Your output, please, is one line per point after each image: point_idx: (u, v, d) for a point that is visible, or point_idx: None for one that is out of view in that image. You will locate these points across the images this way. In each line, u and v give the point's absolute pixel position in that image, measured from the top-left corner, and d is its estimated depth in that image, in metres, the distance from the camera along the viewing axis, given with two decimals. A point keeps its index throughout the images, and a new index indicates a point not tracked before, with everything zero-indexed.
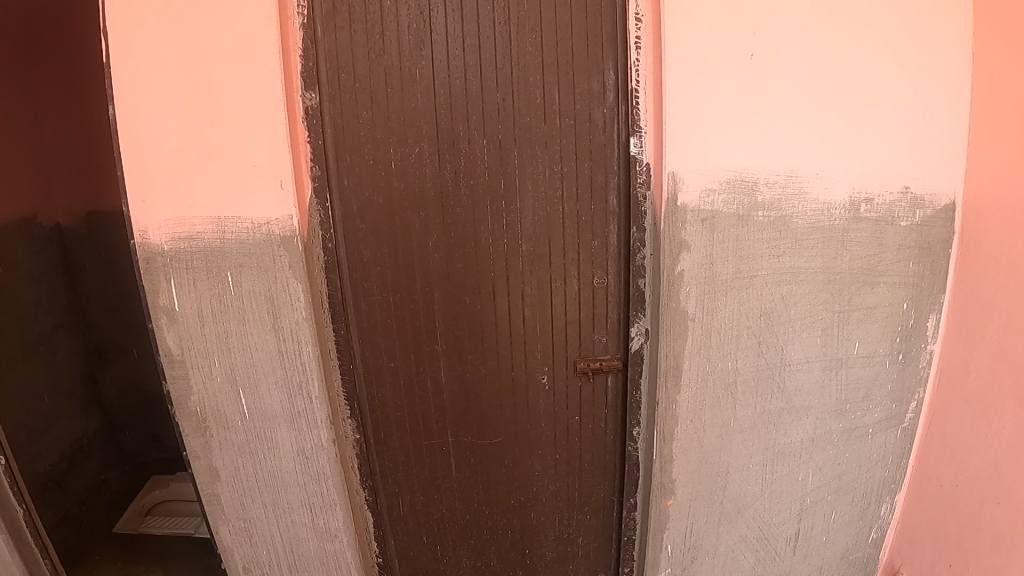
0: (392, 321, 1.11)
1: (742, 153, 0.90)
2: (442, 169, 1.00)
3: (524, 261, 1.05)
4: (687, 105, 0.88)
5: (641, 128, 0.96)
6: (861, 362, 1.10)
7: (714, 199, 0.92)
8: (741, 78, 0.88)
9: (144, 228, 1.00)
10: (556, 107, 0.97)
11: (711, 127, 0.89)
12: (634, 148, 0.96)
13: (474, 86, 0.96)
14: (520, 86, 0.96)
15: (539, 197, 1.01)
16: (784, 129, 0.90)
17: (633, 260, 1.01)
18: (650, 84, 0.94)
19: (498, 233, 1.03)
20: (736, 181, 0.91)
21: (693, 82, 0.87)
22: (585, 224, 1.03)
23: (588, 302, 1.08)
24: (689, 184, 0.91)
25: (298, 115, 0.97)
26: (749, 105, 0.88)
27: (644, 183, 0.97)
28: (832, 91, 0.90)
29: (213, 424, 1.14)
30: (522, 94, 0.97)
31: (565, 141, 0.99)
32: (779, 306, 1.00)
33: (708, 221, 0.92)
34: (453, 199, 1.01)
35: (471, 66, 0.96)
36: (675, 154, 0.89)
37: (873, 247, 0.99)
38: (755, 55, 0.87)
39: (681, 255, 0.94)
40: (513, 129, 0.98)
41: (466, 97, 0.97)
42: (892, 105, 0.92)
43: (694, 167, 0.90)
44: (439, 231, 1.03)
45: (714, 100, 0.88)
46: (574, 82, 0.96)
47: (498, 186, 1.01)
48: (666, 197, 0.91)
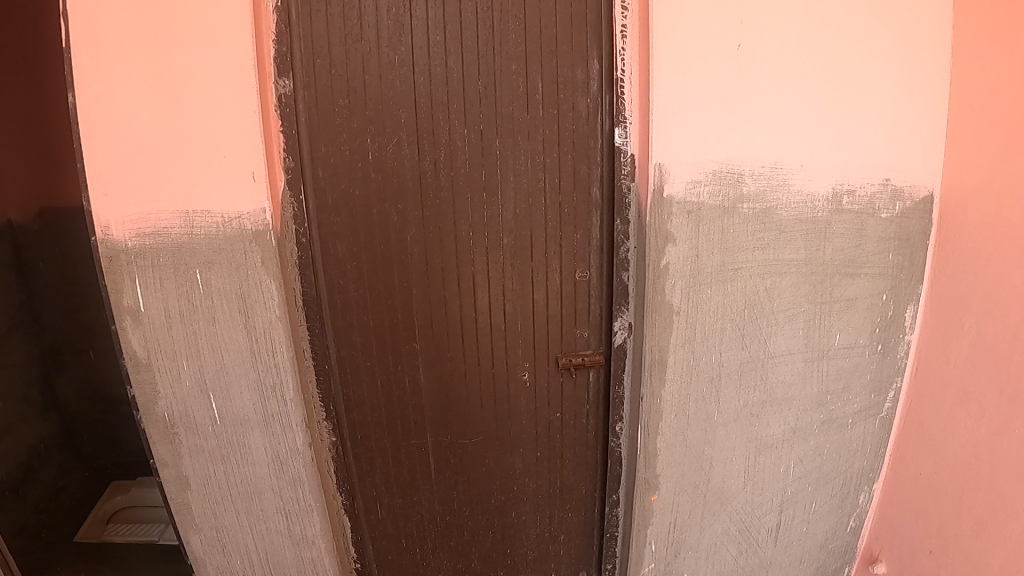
0: (369, 317, 1.07)
1: (729, 144, 0.89)
2: (421, 159, 0.97)
3: (504, 255, 1.03)
4: (675, 94, 0.86)
5: (626, 118, 0.94)
6: (841, 353, 1.11)
7: (700, 190, 0.90)
8: (728, 68, 0.87)
9: (107, 223, 0.95)
10: (538, 95, 0.95)
11: (697, 118, 0.88)
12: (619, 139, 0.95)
13: (455, 74, 0.94)
14: (502, 74, 0.94)
15: (520, 189, 0.99)
16: (770, 120, 0.89)
17: (617, 253, 1.00)
18: (636, 73, 0.93)
19: (479, 226, 1.01)
20: (722, 172, 0.90)
21: (681, 71, 0.86)
22: (567, 217, 1.01)
23: (570, 296, 1.06)
24: (675, 176, 0.89)
25: (272, 104, 0.94)
26: (735, 95, 0.87)
27: (628, 175, 0.96)
28: (818, 82, 0.89)
29: (182, 430, 1.09)
30: (504, 82, 0.94)
31: (548, 131, 0.97)
32: (764, 298, 0.99)
33: (694, 213, 0.91)
34: (433, 191, 0.98)
35: (451, 53, 0.93)
36: (661, 144, 0.88)
37: (854, 239, 0.99)
38: (742, 45, 0.86)
39: (667, 248, 0.92)
40: (495, 119, 0.96)
41: (446, 86, 0.94)
42: (875, 96, 0.92)
43: (681, 158, 0.89)
44: (418, 225, 1.00)
45: (702, 90, 0.87)
46: (557, 69, 0.94)
47: (479, 177, 0.98)
48: (652, 188, 0.90)
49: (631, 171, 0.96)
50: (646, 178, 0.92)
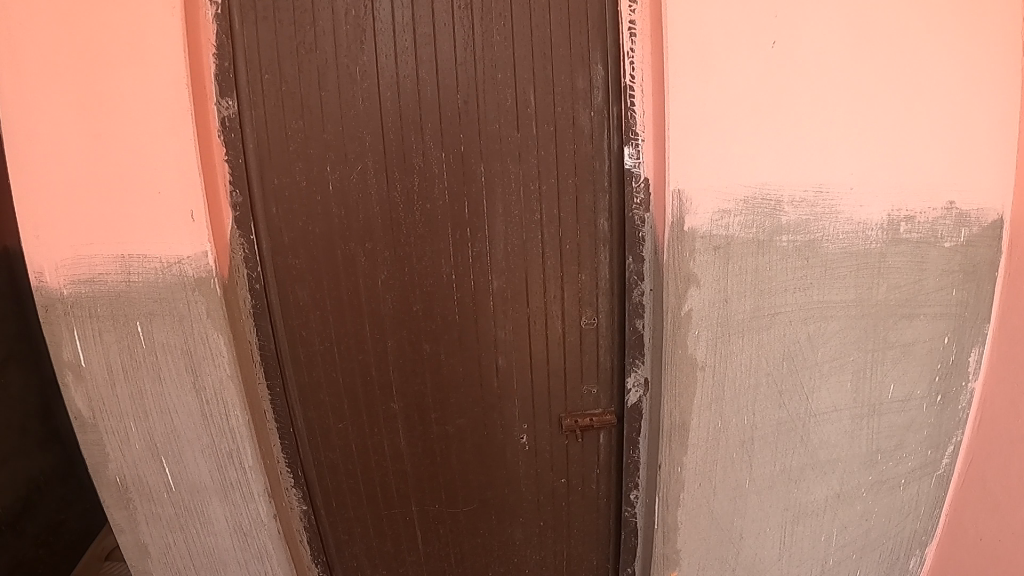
0: (338, 375, 0.91)
1: (764, 165, 0.73)
2: (392, 190, 0.81)
3: (494, 302, 0.86)
4: (697, 105, 0.71)
5: (638, 135, 0.78)
6: (895, 407, 0.94)
7: (729, 221, 0.74)
8: (761, 73, 0.71)
9: (38, 268, 0.79)
10: (531, 109, 0.79)
11: (725, 133, 0.72)
12: (630, 161, 0.79)
13: (429, 87, 0.78)
14: (485, 86, 0.79)
15: (512, 223, 0.83)
16: (814, 134, 0.73)
17: (628, 297, 0.83)
18: (649, 82, 0.77)
19: (466, 269, 0.84)
20: (755, 200, 0.74)
21: (703, 77, 0.70)
22: (569, 254, 0.84)
23: (575, 348, 0.89)
24: (698, 205, 0.73)
25: (213, 126, 0.79)
26: (770, 105, 0.72)
27: (642, 205, 0.80)
28: (871, 86, 0.73)
29: (137, 496, 0.92)
30: (487, 96, 0.79)
31: (543, 154, 0.81)
32: (806, 349, 0.82)
33: (721, 249, 0.75)
34: (409, 227, 0.82)
35: (423, 62, 0.78)
36: (680, 167, 0.72)
37: (913, 273, 0.83)
38: (778, 42, 0.71)
39: (688, 291, 0.76)
40: (478, 140, 0.80)
41: (420, 102, 0.79)
42: (939, 103, 0.76)
43: (705, 182, 0.73)
44: (390, 266, 0.84)
45: (729, 99, 0.71)
46: (551, 80, 0.79)
47: (464, 210, 0.82)
48: (669, 222, 0.74)
49: (645, 201, 0.80)
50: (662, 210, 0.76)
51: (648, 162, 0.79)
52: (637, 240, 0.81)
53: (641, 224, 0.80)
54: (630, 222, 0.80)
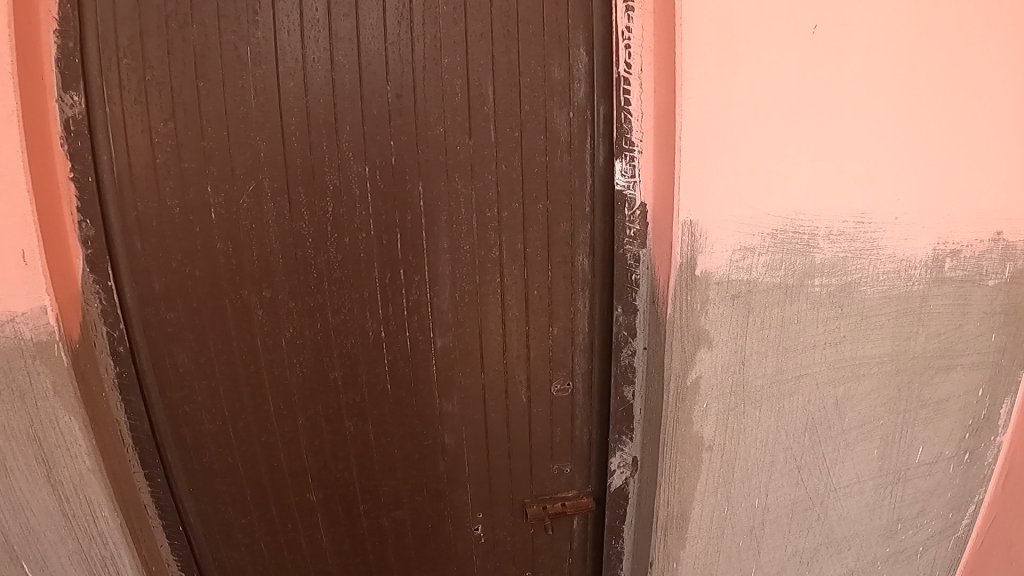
0: (235, 460, 0.68)
1: (797, 189, 0.57)
2: (296, 219, 0.61)
3: (437, 365, 0.66)
4: (716, 111, 0.54)
5: (633, 145, 0.63)
6: (922, 471, 0.79)
7: (752, 262, 0.58)
8: (797, 67, 0.54)
9: None
10: (488, 107, 0.61)
11: (749, 148, 0.55)
12: (621, 180, 0.63)
13: (347, 77, 0.59)
14: (427, 73, 0.60)
15: (460, 263, 0.64)
16: (859, 149, 0.57)
17: (616, 359, 0.68)
18: (651, 75, 0.61)
19: (400, 320, 0.65)
20: (784, 234, 0.58)
21: (725, 72, 0.53)
22: (538, 302, 0.66)
23: (544, 420, 0.70)
24: (714, 242, 0.56)
25: (54, 133, 0.57)
26: (805, 111, 0.55)
27: (634, 238, 0.65)
28: (926, 87, 0.57)
29: None
30: (428, 88, 0.60)
31: (505, 169, 0.63)
32: (832, 416, 0.66)
33: (740, 299, 0.59)
34: (322, 267, 0.62)
35: (339, 39, 0.59)
36: (691, 193, 0.55)
37: (954, 318, 0.68)
38: (821, 27, 0.54)
39: (698, 353, 0.59)
40: (414, 149, 0.61)
41: (333, 95, 0.59)
42: (1005, 111, 0.60)
43: (722, 212, 0.56)
44: (298, 318, 0.63)
45: (758, 102, 0.54)
46: (513, 73, 0.61)
47: (397, 244, 0.62)
48: (677, 263, 0.56)
49: (641, 231, 0.64)
50: (665, 245, 0.59)
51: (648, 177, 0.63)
52: (630, 286, 0.66)
53: (635, 263, 0.64)
54: (621, 268, 0.65)
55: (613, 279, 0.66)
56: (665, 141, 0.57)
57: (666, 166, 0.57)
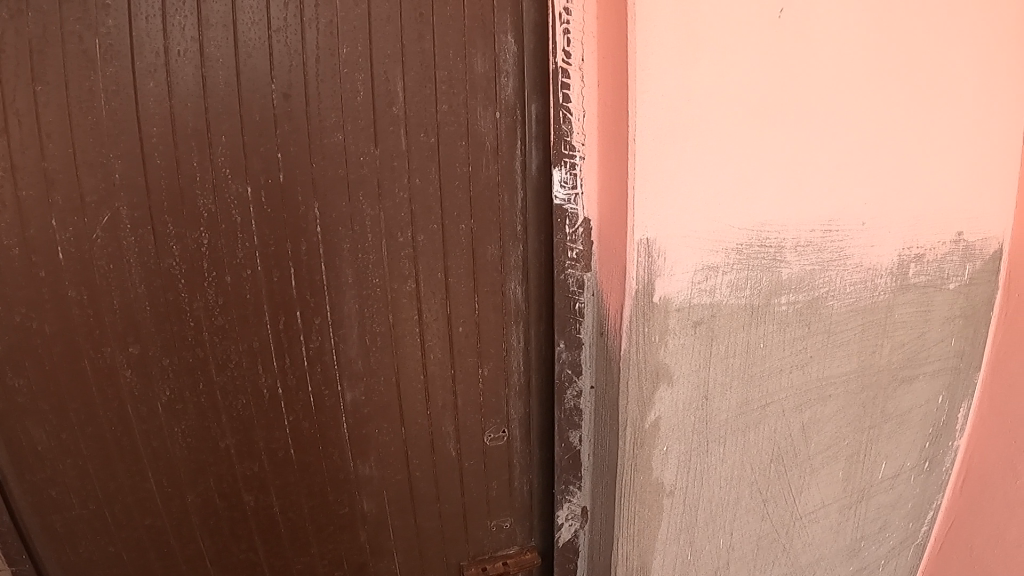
0: (117, 549, 0.56)
1: (762, 197, 0.50)
2: (164, 256, 0.50)
3: (348, 423, 0.56)
4: (674, 109, 0.46)
5: (575, 149, 0.54)
6: (885, 486, 0.74)
7: (716, 283, 0.51)
8: (761, 58, 0.47)
9: None
10: (398, 108, 0.53)
11: (709, 152, 0.48)
12: (558, 194, 0.55)
13: (222, 73, 0.49)
14: (321, 67, 0.51)
15: (369, 297, 0.55)
16: (825, 150, 0.51)
17: (559, 403, 0.59)
18: (593, 65, 0.53)
19: (301, 372, 0.54)
20: (749, 249, 0.51)
21: (684, 63, 0.45)
22: (465, 338, 0.58)
23: (478, 473, 0.62)
24: (674, 261, 0.49)
25: None
26: (770, 108, 0.48)
27: (575, 261, 0.56)
28: (891, 80, 0.52)
29: None
30: (321, 84, 0.51)
31: (420, 183, 0.55)
32: (799, 442, 0.60)
33: (703, 326, 0.51)
34: (199, 312, 0.51)
35: (212, 26, 0.48)
36: (647, 206, 0.47)
37: (918, 327, 0.63)
38: (788, 10, 0.47)
39: (658, 390, 0.52)
40: (308, 162, 0.52)
41: (205, 97, 0.49)
42: (964, 105, 0.56)
43: (680, 228, 0.48)
44: (177, 376, 0.52)
45: (720, 98, 0.47)
46: (429, 65, 0.53)
47: (291, 280, 0.53)
48: (633, 289, 0.48)
49: (585, 249, 0.56)
50: (618, 266, 0.50)
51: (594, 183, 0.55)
52: (573, 317, 0.57)
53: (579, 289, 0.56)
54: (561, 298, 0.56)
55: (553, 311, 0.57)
56: (613, 145, 0.49)
57: (617, 174, 0.48)
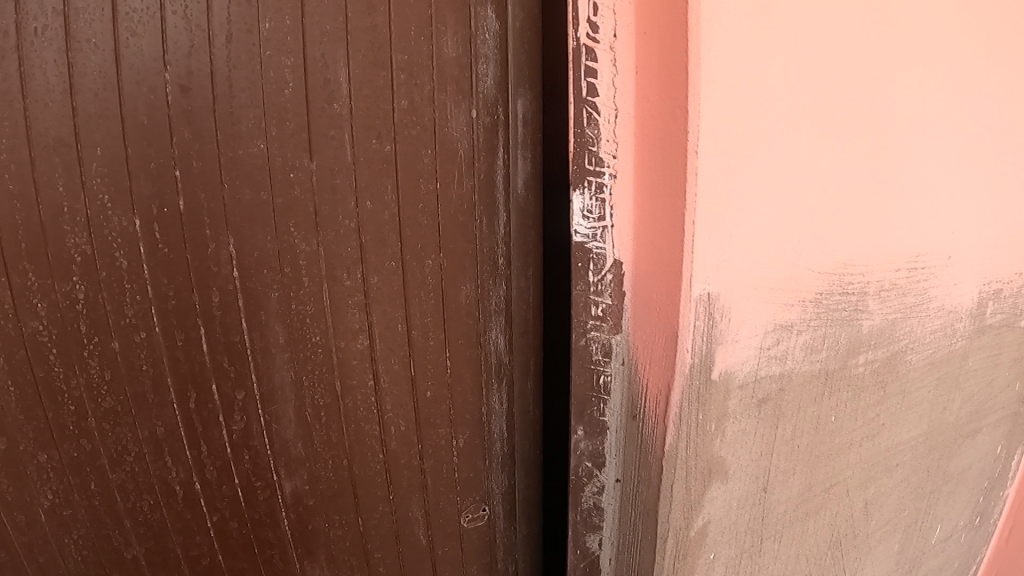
0: None
1: (845, 236, 0.46)
2: (28, 319, 0.37)
3: (291, 521, 0.43)
4: (756, 144, 0.40)
5: (604, 165, 0.45)
6: (936, 551, 0.68)
7: (790, 344, 0.46)
8: (856, 84, 0.42)
9: None
10: (340, 106, 0.40)
11: (791, 193, 0.43)
12: (580, 230, 0.46)
13: (94, 59, 0.36)
14: (233, 47, 0.38)
15: (308, 363, 0.42)
16: (909, 173, 0.47)
17: (576, 503, 0.53)
18: (628, 45, 0.42)
19: (223, 461, 0.41)
20: (829, 299, 0.47)
21: (766, 62, 0.39)
22: (434, 406, 0.46)
23: (454, 562, 0.50)
24: (741, 324, 0.44)
25: None
26: (861, 137, 0.44)
27: (603, 321, 0.49)
28: (971, 103, 0.48)
29: None
30: (235, 72, 0.38)
31: (372, 209, 0.42)
32: (861, 520, 0.58)
33: (768, 403, 0.48)
34: (79, 393, 0.38)
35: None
36: (710, 249, 0.41)
37: (987, 376, 0.61)
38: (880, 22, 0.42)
39: (712, 485, 0.48)
40: (218, 181, 0.39)
41: (72, 93, 0.36)
42: None
43: (752, 281, 0.43)
44: (58, 477, 0.39)
45: (807, 128, 0.41)
46: (379, 47, 0.41)
47: (201, 344, 0.40)
48: (687, 363, 0.43)
49: (615, 304, 0.48)
50: (663, 307, 0.44)
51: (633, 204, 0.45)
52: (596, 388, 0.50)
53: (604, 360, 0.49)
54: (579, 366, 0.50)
55: (572, 388, 0.51)
56: (658, 172, 0.42)
57: (664, 201, 0.42)
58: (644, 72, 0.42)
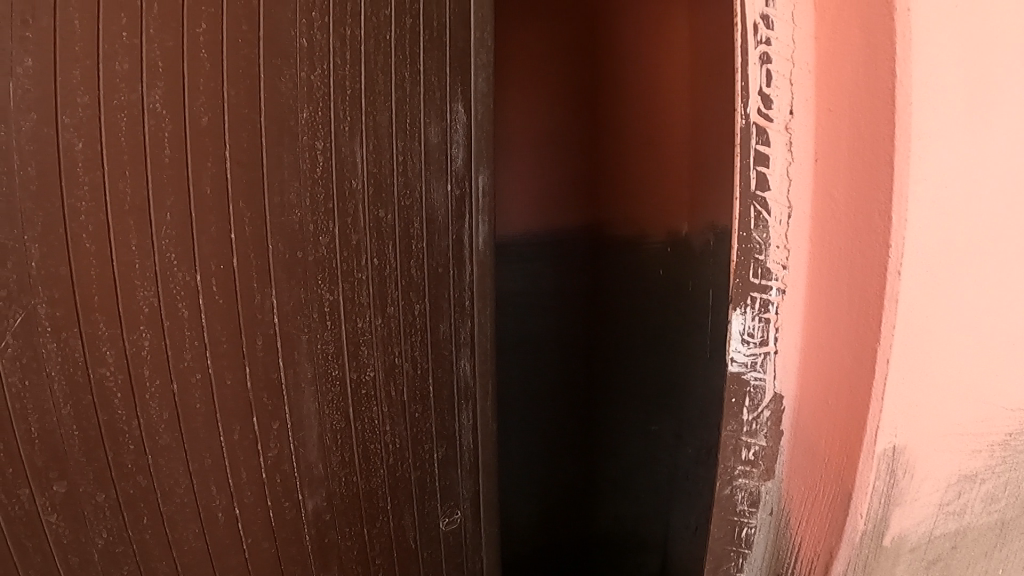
0: None
1: None
2: (96, 365, 0.40)
3: (312, 536, 0.49)
4: (954, 302, 0.45)
5: (771, 278, 0.51)
6: None
7: (966, 491, 0.52)
8: None
9: None
10: (355, 181, 0.50)
11: (988, 349, 0.48)
12: (739, 357, 0.52)
13: (167, 137, 0.42)
14: (276, 133, 0.46)
15: (328, 394, 0.49)
16: None
17: None
18: (805, 147, 0.49)
19: (259, 487, 0.46)
20: (1012, 442, 0.51)
21: (967, 200, 0.44)
22: (422, 425, 0.55)
23: (432, 563, 0.58)
24: (925, 475, 0.49)
25: None
26: None
27: (752, 465, 0.55)
28: None
29: None
30: (279, 153, 0.46)
31: (376, 264, 0.52)
32: None
33: (937, 557, 0.54)
34: (140, 432, 0.42)
35: (155, 84, 0.41)
36: (903, 401, 0.46)
37: None
38: None
39: None
40: (264, 242, 0.46)
41: (146, 165, 0.41)
42: None
43: (943, 435, 0.49)
44: (114, 513, 0.41)
45: (998, 285, 0.46)
46: (383, 134, 0.51)
47: (245, 382, 0.45)
48: (863, 511, 0.49)
49: (769, 448, 0.55)
50: (838, 461, 0.50)
51: (805, 317, 0.52)
52: (735, 542, 0.57)
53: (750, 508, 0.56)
54: (722, 521, 0.56)
55: (714, 539, 0.57)
56: (840, 285, 0.48)
57: (845, 352, 0.48)
58: (825, 181, 0.48)
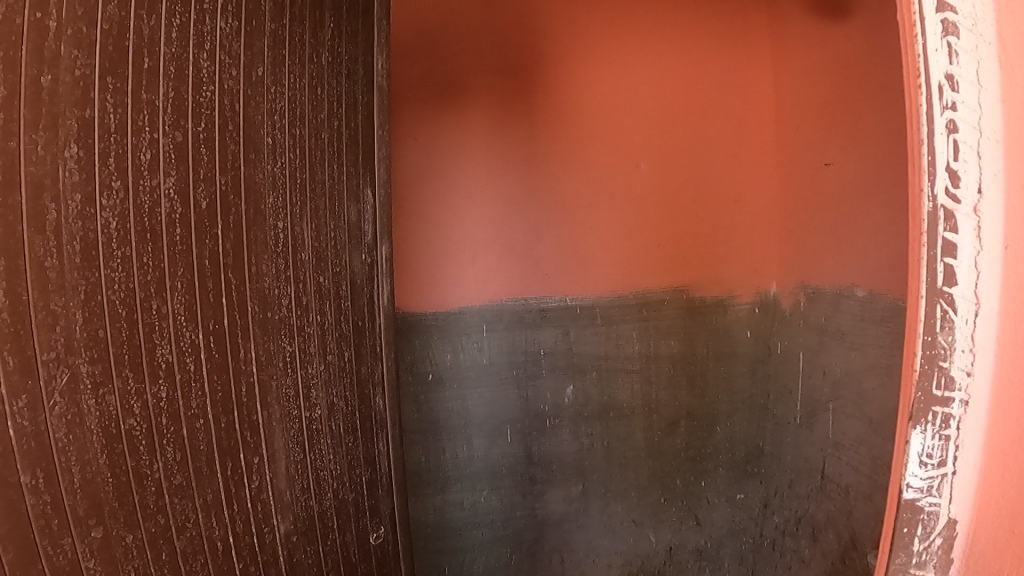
0: None
1: None
2: (125, 417, 0.44)
3: (284, 555, 0.58)
4: None
5: (955, 388, 0.37)
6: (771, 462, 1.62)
7: None
8: None
9: None
10: (303, 253, 0.61)
11: None
12: (915, 481, 0.38)
13: (181, 217, 0.49)
14: (253, 214, 0.56)
15: (292, 431, 0.59)
16: None
17: None
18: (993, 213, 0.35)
19: (245, 515, 0.54)
20: None
21: None
22: (351, 452, 0.68)
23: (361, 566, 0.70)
24: None
25: None
26: None
27: None
28: None
29: None
30: (255, 229, 0.56)
31: (319, 322, 0.63)
32: None
33: None
34: (160, 474, 0.47)
35: (171, 170, 0.48)
36: None
37: None
38: None
39: None
40: (246, 304, 0.55)
41: (167, 238, 0.48)
42: None
43: None
44: (139, 551, 0.45)
45: None
46: (319, 216, 0.64)
47: (234, 424, 0.53)
48: None
49: None
50: None
51: (989, 442, 0.36)
52: None
53: None
54: None
55: None
56: None
57: None
58: None
